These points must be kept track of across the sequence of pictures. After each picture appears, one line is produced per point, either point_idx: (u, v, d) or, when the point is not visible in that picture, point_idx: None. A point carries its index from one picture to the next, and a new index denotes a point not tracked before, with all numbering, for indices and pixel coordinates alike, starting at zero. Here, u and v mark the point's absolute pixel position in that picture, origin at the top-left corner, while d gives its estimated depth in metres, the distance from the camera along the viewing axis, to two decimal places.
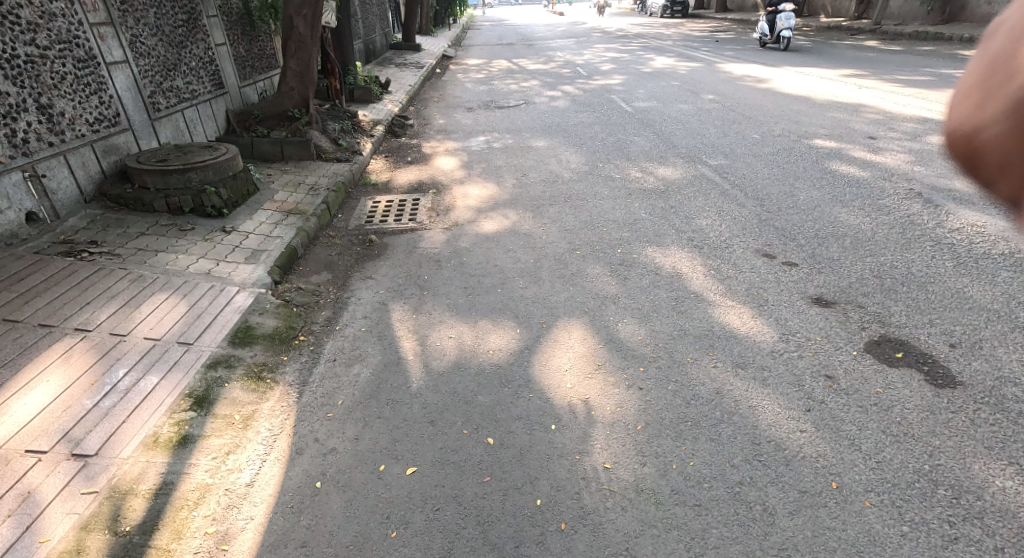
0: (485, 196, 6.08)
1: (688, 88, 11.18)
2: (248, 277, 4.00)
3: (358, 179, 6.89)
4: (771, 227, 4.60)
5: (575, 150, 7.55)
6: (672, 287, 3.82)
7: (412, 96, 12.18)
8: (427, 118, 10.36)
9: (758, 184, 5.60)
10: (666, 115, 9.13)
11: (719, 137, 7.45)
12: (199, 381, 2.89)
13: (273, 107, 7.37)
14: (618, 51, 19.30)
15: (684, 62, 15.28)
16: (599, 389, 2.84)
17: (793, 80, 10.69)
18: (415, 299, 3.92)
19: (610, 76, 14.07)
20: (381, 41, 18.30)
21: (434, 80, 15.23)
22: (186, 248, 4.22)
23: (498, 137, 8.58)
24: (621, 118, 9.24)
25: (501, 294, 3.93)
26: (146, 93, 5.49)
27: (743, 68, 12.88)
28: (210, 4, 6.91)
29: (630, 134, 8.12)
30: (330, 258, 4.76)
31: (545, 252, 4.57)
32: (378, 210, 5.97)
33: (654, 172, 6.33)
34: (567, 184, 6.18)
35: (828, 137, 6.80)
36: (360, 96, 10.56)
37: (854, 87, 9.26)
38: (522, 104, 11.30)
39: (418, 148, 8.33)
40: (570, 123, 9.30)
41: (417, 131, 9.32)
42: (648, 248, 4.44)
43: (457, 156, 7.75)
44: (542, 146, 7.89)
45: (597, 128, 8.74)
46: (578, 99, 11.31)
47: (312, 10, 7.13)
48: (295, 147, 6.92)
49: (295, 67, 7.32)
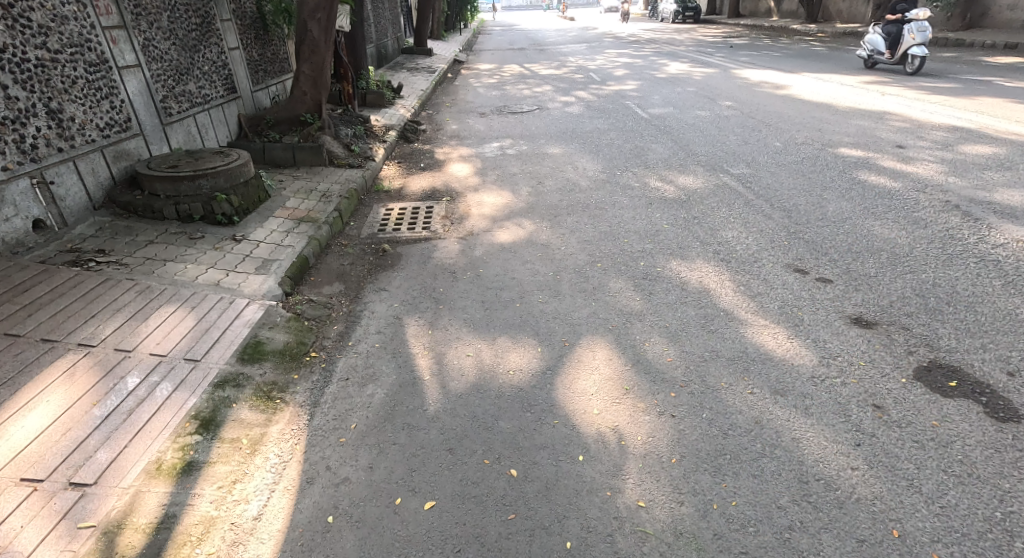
0: (501, 205, 5.93)
1: (704, 95, 10.99)
2: (258, 288, 3.86)
3: (371, 185, 6.77)
4: (801, 240, 4.41)
5: (592, 157, 7.39)
6: (700, 304, 3.64)
7: (424, 100, 12.08)
8: (439, 124, 10.24)
9: (784, 194, 5.42)
10: (683, 122, 8.95)
11: (739, 145, 7.26)
12: (206, 401, 2.74)
13: (286, 111, 7.26)
14: (631, 56, 19.13)
15: (699, 67, 15.10)
16: (629, 416, 2.68)
17: (812, 86, 10.48)
18: (431, 313, 3.76)
19: (624, 81, 13.92)
20: (392, 45, 18.24)
21: (445, 85, 15.14)
22: (195, 258, 4.10)
23: (513, 143, 8.44)
24: (638, 125, 9.06)
25: (521, 309, 3.77)
26: (158, 97, 5.39)
27: (760, 74, 12.68)
28: (224, 7, 6.82)
29: (648, 141, 7.94)
30: (343, 268, 4.63)
31: (565, 264, 4.40)
32: (392, 218, 5.84)
33: (675, 181, 6.15)
34: (586, 193, 6.02)
35: (855, 145, 6.59)
36: (372, 100, 10.46)
37: (878, 94, 9.03)
38: (536, 109, 11.16)
39: (431, 154, 8.20)
40: (585, 129, 9.15)
41: (429, 137, 9.19)
42: (672, 261, 4.27)
43: (471, 163, 7.61)
44: (558, 153, 7.74)
45: (613, 134, 8.57)
46: (592, 105, 11.16)
47: (326, 14, 7.02)
48: (308, 153, 6.80)
49: (309, 72, 7.22)
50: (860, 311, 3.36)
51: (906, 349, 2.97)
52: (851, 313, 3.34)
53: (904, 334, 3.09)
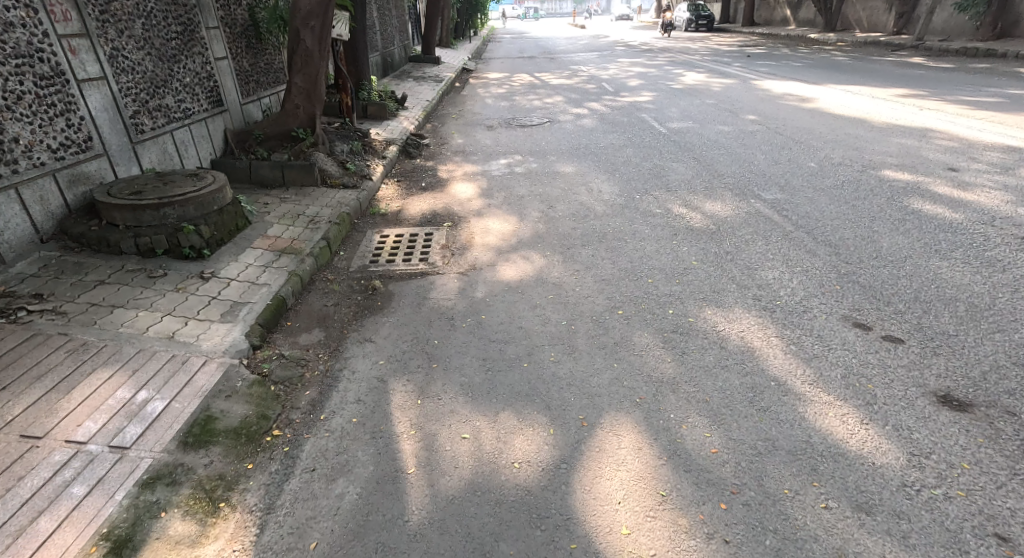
0: (507, 233, 5.34)
1: (724, 108, 10.41)
2: (220, 342, 3.29)
3: (367, 208, 6.20)
4: (856, 284, 3.78)
5: (607, 178, 6.80)
6: (744, 370, 3.02)
7: (429, 112, 11.56)
8: (444, 137, 9.68)
9: (827, 224, 4.80)
10: (704, 138, 8.36)
11: (769, 165, 6.65)
12: (125, 511, 2.18)
13: (276, 126, 6.72)
14: (644, 66, 18.59)
15: (716, 78, 14.52)
16: (668, 541, 2.08)
17: (840, 100, 9.87)
18: (422, 376, 3.17)
19: (638, 92, 13.34)
20: (399, 53, 17.85)
21: (452, 95, 14.64)
22: (150, 302, 3.54)
23: (521, 160, 7.86)
24: (655, 141, 8.48)
25: (529, 371, 3.18)
26: (127, 113, 4.86)
27: (782, 85, 12.08)
28: (210, 14, 6.30)
29: (667, 161, 7.35)
30: (326, 311, 4.05)
31: (580, 311, 3.80)
32: (385, 248, 5.26)
33: (700, 208, 5.56)
34: (601, 221, 5.44)
35: (899, 166, 5.97)
36: (373, 113, 9.94)
37: (914, 109, 8.40)
38: (546, 122, 10.60)
39: (433, 172, 7.63)
40: (599, 145, 8.57)
41: (432, 152, 8.63)
42: (705, 310, 3.67)
43: (475, 182, 7.03)
44: (570, 173, 7.15)
45: (629, 152, 7.99)
46: (606, 118, 10.59)
47: (320, 22, 6.46)
48: (298, 172, 6.25)
49: (302, 84, 6.67)
50: (947, 386, 2.71)
51: (1019, 445, 2.33)
52: (936, 389, 2.69)
53: (1011, 422, 2.45)
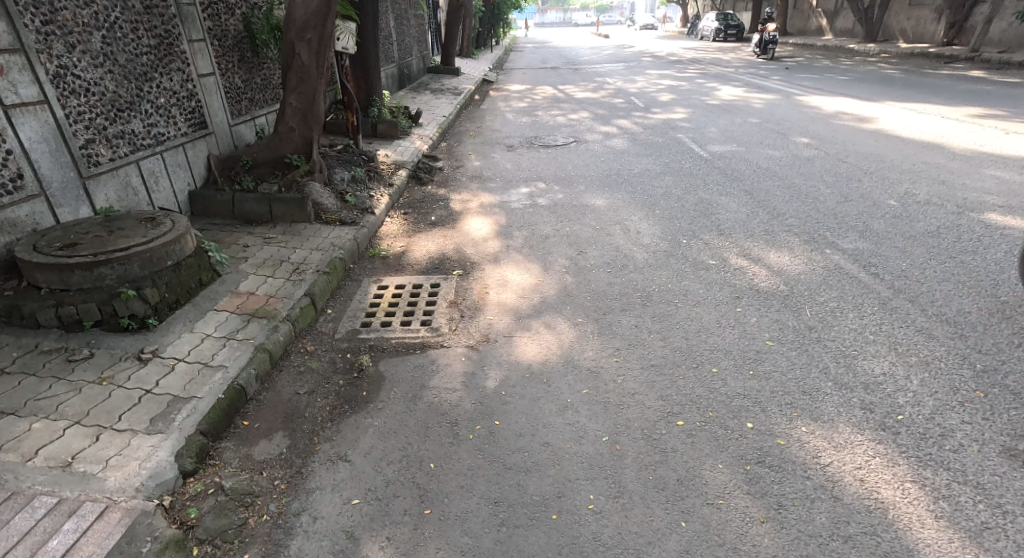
0: (529, 289, 4.45)
1: (771, 129, 9.48)
2: (134, 472, 2.42)
3: (365, 250, 5.34)
4: (1004, 389, 2.81)
5: (646, 215, 5.89)
6: (876, 552, 2.08)
7: (445, 129, 10.76)
8: (460, 159, 8.83)
9: (934, 288, 3.85)
10: (753, 165, 7.46)
11: (838, 203, 5.72)
12: None
13: (267, 150, 5.89)
14: (675, 79, 17.67)
15: (756, 93, 13.61)
16: None
17: (904, 121, 8.96)
18: (408, 533, 2.29)
19: (671, 108, 12.45)
20: (417, 64, 17.10)
21: (472, 109, 13.88)
22: (57, 405, 2.75)
23: (545, 189, 6.99)
24: (696, 168, 7.59)
25: (561, 530, 2.27)
26: (76, 144, 4.03)
27: (833, 103, 11.13)
28: (196, 25, 5.49)
29: (714, 194, 6.44)
30: (295, 404, 3.17)
31: (625, 419, 2.88)
32: (383, 304, 4.37)
33: (762, 258, 4.65)
34: (643, 276, 4.54)
35: (1004, 209, 5.00)
36: (383, 131, 9.15)
37: (998, 133, 7.44)
38: (572, 142, 9.73)
39: (446, 202, 6.79)
40: (633, 171, 7.70)
41: (446, 178, 7.78)
42: (797, 423, 2.73)
43: (493, 216, 6.14)
44: (602, 207, 6.27)
45: (668, 180, 7.11)
46: (638, 138, 9.71)
47: (318, 34, 5.60)
48: (288, 206, 5.40)
49: (297, 104, 5.85)
50: None
51: None
52: None
53: None
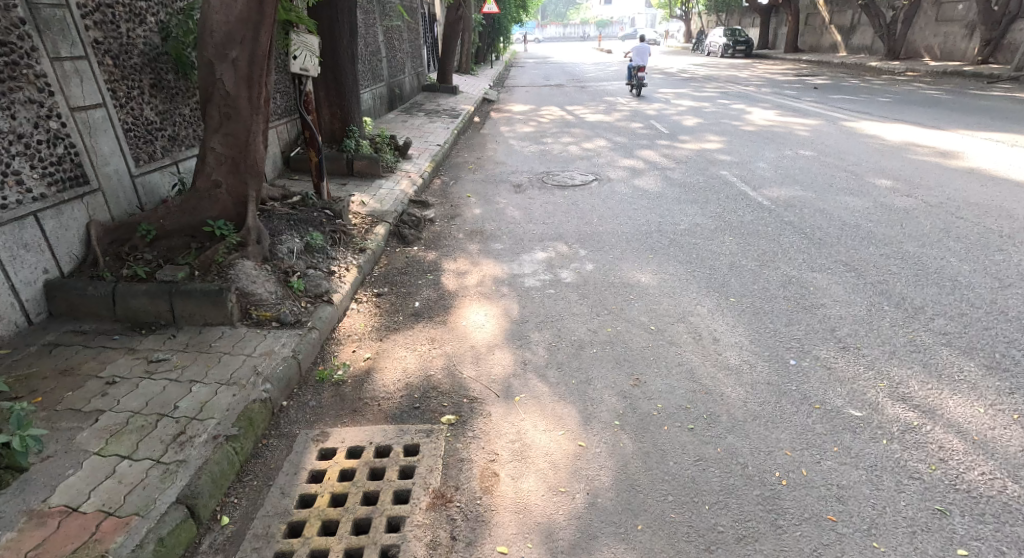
0: (567, 470, 2.72)
1: (834, 166, 7.92)
2: None
3: (311, 371, 3.56)
4: None
5: (720, 306, 4.20)
6: None
7: (440, 161, 9.10)
8: (457, 204, 7.13)
9: None
10: (833, 221, 5.84)
11: (995, 294, 4.07)
12: None
13: (180, 212, 4.10)
14: (694, 99, 16.13)
15: (793, 118, 12.11)
16: None
17: (998, 157, 7.72)
18: None
19: (700, 134, 10.86)
20: (410, 82, 15.44)
21: (470, 133, 12.26)
22: None
23: (568, 256, 5.33)
24: (759, 223, 5.95)
25: None
26: None
27: (898, 134, 9.74)
28: (69, 36, 3.72)
29: (800, 267, 4.78)
30: None
31: None
32: (321, 501, 2.59)
33: (935, 404, 2.95)
34: (752, 440, 2.82)
35: None
36: (361, 168, 7.43)
37: None
38: (594, 178, 8.09)
39: (437, 275, 5.05)
40: (678, 224, 6.07)
41: (439, 234, 6.05)
42: None
43: (500, 305, 4.43)
44: (652, 286, 4.61)
45: (728, 242, 5.46)
46: (674, 174, 8.10)
47: (251, 52, 3.80)
48: (197, 301, 3.61)
49: (224, 152, 4.06)
50: None
51: None
52: None
53: None
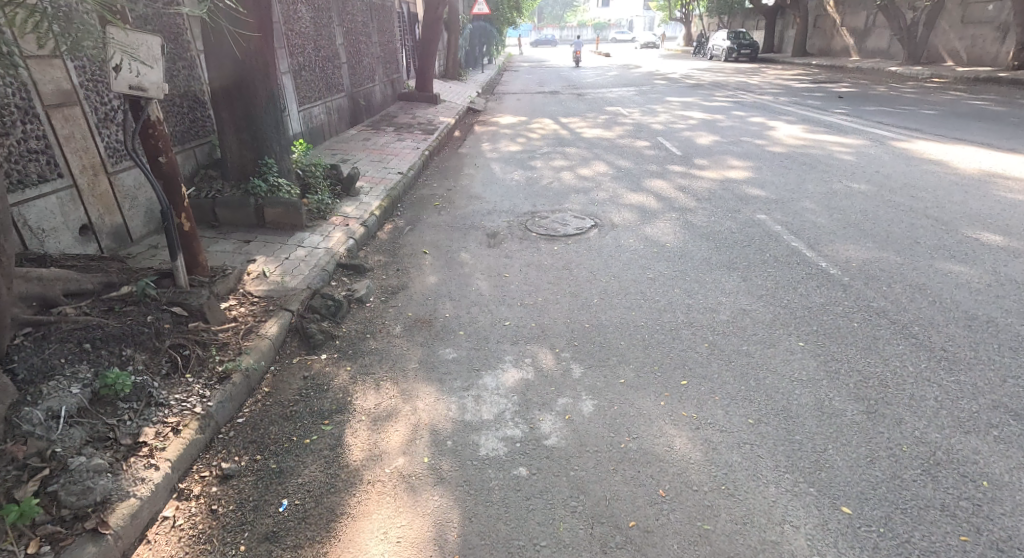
0: None
1: (906, 209, 6.04)
2: None
3: None
4: None
5: (832, 539, 2.27)
6: None
7: (397, 196, 7.17)
8: (406, 266, 5.19)
9: None
10: (950, 311, 3.93)
11: None
12: None
13: None
14: (704, 109, 14.25)
15: (828, 135, 10.25)
16: None
17: None
18: None
19: (719, 156, 9.00)
20: (381, 90, 13.49)
21: (446, 152, 10.36)
22: None
23: (552, 377, 3.41)
24: (836, 312, 4.03)
25: None
26: None
27: (971, 159, 7.86)
28: None
29: (939, 420, 2.87)
30: None
31: None
32: None
33: None
34: None
35: None
36: (276, 216, 5.51)
37: None
38: (592, 222, 6.18)
39: (342, 421, 3.10)
40: (714, 310, 4.15)
41: (366, 326, 4.11)
42: None
43: (429, 509, 2.51)
44: (693, 462, 2.70)
45: (798, 352, 3.56)
46: (696, 216, 6.20)
47: None
48: None
49: None
50: None
51: None
52: None
53: None
